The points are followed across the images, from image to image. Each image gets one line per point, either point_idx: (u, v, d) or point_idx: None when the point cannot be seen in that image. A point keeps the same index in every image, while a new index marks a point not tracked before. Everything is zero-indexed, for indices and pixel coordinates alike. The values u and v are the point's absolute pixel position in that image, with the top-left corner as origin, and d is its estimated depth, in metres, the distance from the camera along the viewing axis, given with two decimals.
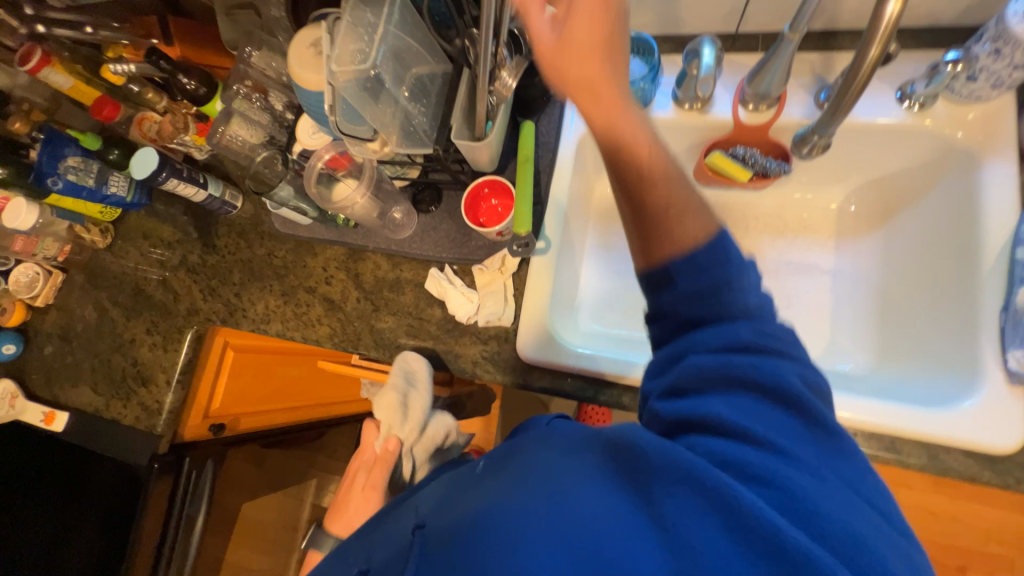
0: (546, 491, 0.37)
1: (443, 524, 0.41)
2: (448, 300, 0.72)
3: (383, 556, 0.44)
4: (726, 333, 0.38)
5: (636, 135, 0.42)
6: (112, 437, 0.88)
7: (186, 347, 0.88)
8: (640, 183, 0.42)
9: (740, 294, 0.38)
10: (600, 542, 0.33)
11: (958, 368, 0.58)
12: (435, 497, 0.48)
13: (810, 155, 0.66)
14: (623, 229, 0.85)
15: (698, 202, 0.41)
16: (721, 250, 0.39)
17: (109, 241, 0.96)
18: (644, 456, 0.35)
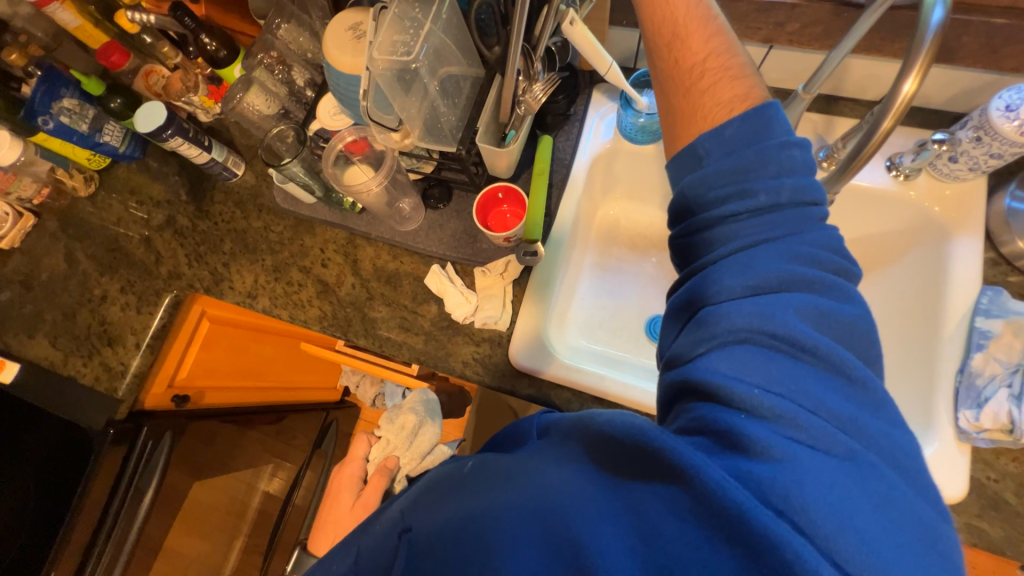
0: (533, 486, 0.38)
1: (427, 524, 0.40)
2: (447, 298, 0.72)
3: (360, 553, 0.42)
4: (739, 271, 0.37)
5: (682, 16, 0.46)
6: (68, 395, 0.83)
7: (162, 312, 0.84)
8: (688, 47, 0.46)
9: (773, 180, 0.39)
10: (578, 535, 0.34)
11: (915, 421, 0.62)
12: (413, 495, 0.45)
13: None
14: (620, 253, 0.88)
15: (739, 73, 0.43)
16: (762, 127, 0.40)
17: (91, 191, 0.92)
18: (624, 445, 0.35)
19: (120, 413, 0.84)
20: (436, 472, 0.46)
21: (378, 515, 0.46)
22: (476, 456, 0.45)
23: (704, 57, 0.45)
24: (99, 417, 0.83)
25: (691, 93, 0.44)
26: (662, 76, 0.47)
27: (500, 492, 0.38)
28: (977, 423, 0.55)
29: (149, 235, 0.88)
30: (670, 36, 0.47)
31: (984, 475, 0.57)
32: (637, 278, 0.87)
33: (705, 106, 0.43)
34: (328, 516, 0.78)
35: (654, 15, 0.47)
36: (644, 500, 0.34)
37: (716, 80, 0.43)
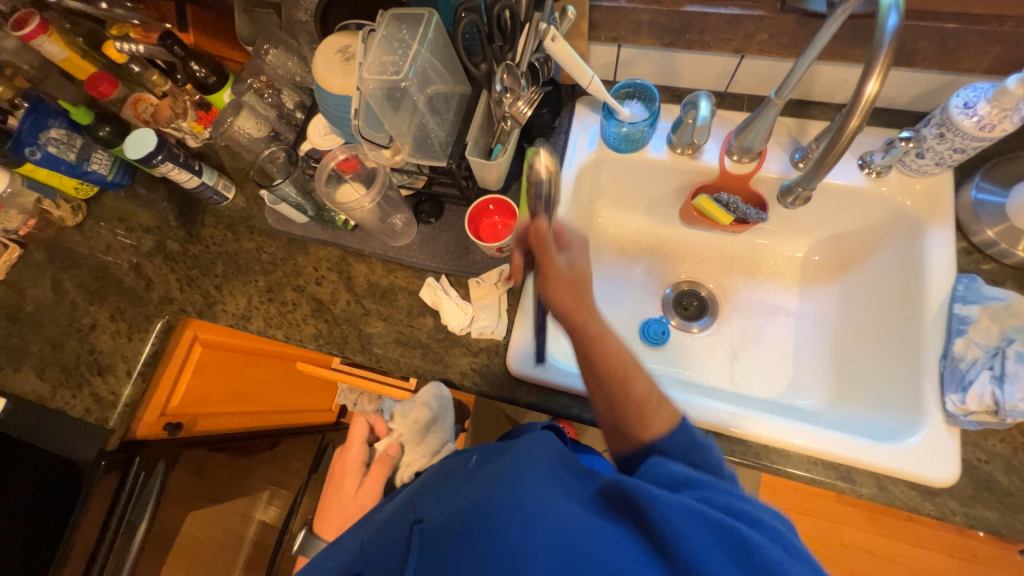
0: (537, 494, 0.41)
1: (432, 514, 0.45)
2: (443, 310, 0.72)
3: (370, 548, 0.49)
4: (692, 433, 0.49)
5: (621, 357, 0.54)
6: (54, 429, 0.80)
7: (153, 338, 0.83)
8: (628, 388, 0.53)
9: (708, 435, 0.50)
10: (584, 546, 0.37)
11: (904, 409, 0.63)
12: (419, 498, 0.52)
13: (792, 207, 0.67)
14: (611, 260, 0.90)
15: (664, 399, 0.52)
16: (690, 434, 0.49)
17: (79, 221, 0.92)
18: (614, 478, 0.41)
19: (110, 444, 0.81)
20: (440, 480, 0.53)
21: (385, 520, 0.52)
22: (480, 453, 0.55)
23: (639, 391, 0.52)
24: (89, 449, 0.79)
25: (635, 419, 0.52)
26: (608, 398, 0.54)
27: (496, 490, 0.42)
28: (963, 406, 0.57)
29: (138, 262, 0.88)
30: (609, 371, 0.54)
31: (974, 457, 0.58)
32: (629, 283, 0.88)
33: (651, 428, 0.51)
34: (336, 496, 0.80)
35: (596, 366, 0.54)
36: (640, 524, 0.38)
37: (646, 403, 0.52)
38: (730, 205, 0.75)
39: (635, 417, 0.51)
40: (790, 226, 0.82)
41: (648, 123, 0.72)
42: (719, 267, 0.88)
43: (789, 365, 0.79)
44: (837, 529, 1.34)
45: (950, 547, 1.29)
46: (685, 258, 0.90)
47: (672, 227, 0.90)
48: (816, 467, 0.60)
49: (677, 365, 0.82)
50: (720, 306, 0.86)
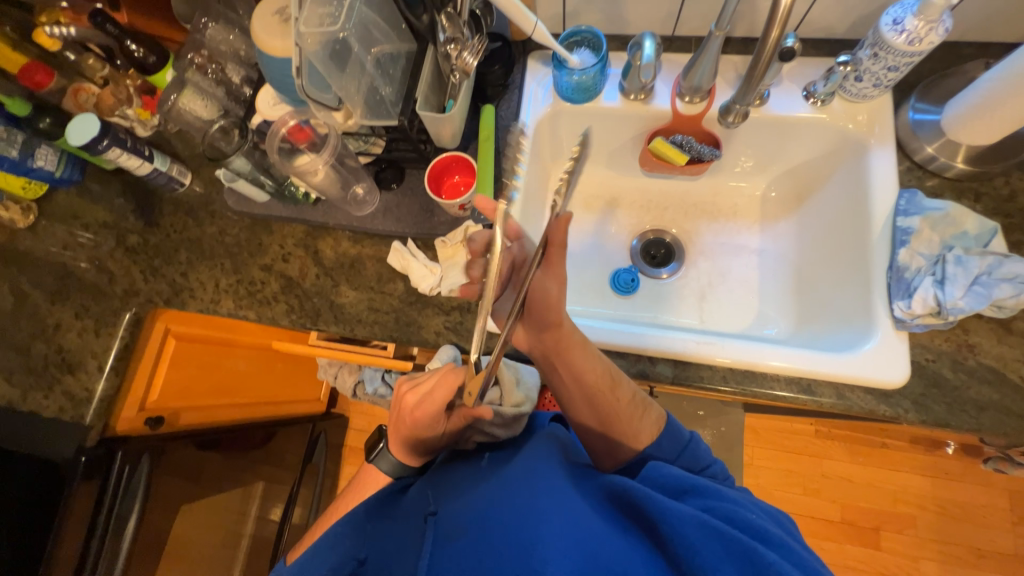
0: (558, 500, 0.49)
1: (452, 512, 0.52)
2: (412, 274, 0.73)
3: (387, 539, 0.56)
4: (676, 441, 0.60)
5: (599, 364, 0.61)
6: (31, 430, 0.80)
7: (122, 330, 0.83)
8: (616, 403, 0.61)
9: (695, 445, 0.61)
10: (602, 552, 0.44)
11: (858, 320, 0.67)
12: (432, 488, 0.59)
13: (733, 125, 0.74)
14: (576, 216, 0.92)
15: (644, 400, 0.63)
16: (677, 437, 0.60)
17: (31, 221, 0.90)
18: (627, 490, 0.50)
19: (90, 440, 0.81)
20: (452, 473, 0.60)
21: (402, 514, 0.59)
22: (491, 453, 0.62)
23: (623, 399, 0.61)
24: (69, 445, 0.80)
25: (626, 422, 0.60)
26: (597, 413, 0.61)
27: (520, 500, 0.49)
28: (910, 311, 0.60)
29: (98, 257, 0.86)
30: (598, 388, 0.61)
31: (924, 358, 0.61)
32: (597, 237, 0.90)
33: (641, 429, 0.60)
34: (398, 433, 0.66)
35: (584, 374, 0.61)
36: (650, 525, 0.47)
37: (632, 418, 0.60)
38: (684, 144, 0.76)
39: (624, 429, 0.60)
40: (747, 163, 0.85)
41: (597, 69, 0.73)
42: (684, 212, 0.90)
43: (754, 298, 0.82)
44: (818, 463, 1.41)
45: (923, 467, 1.37)
46: (651, 207, 0.92)
47: (633, 177, 0.92)
48: (779, 383, 0.63)
49: (649, 310, 0.85)
50: (686, 251, 0.88)
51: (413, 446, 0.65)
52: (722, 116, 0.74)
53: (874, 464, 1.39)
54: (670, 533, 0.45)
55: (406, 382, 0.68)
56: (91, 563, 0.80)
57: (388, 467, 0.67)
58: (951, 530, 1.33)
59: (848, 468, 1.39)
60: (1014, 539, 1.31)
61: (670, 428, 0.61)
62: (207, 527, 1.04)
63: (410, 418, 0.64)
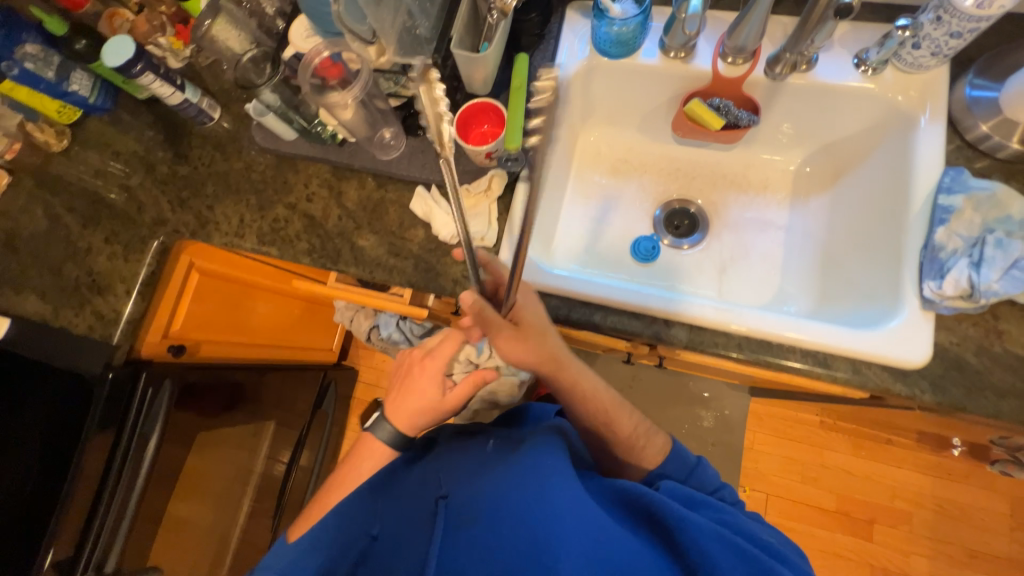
0: (569, 495, 0.52)
1: (465, 500, 0.55)
2: (434, 222, 0.73)
3: (395, 526, 0.60)
4: (679, 462, 0.68)
5: (594, 390, 0.66)
6: (61, 344, 0.83)
7: (149, 258, 0.85)
8: (622, 427, 0.67)
9: (699, 471, 0.68)
10: (612, 547, 0.48)
11: (884, 299, 0.65)
12: (440, 474, 0.62)
13: (780, 77, 0.71)
14: (600, 181, 0.91)
15: (647, 425, 0.70)
16: (682, 461, 0.68)
17: (64, 146, 0.92)
18: (638, 492, 0.54)
19: (117, 358, 0.84)
20: (457, 458, 0.64)
21: (409, 501, 0.62)
22: (496, 438, 0.65)
23: (630, 421, 0.68)
24: (96, 362, 0.82)
25: (632, 445, 0.68)
26: (603, 436, 0.68)
27: (533, 493, 0.52)
28: (940, 292, 0.59)
29: (129, 186, 0.88)
30: (602, 413, 0.67)
31: (948, 341, 0.60)
32: (621, 203, 0.89)
33: (644, 452, 0.68)
34: (406, 398, 0.72)
35: (584, 401, 0.66)
36: (662, 527, 0.52)
37: (639, 442, 0.68)
38: (721, 108, 0.74)
39: (633, 455, 0.68)
40: (785, 135, 0.82)
41: (639, 21, 0.70)
42: (712, 183, 0.89)
43: (776, 275, 0.81)
44: (818, 452, 1.41)
45: (925, 466, 1.37)
46: (679, 176, 0.90)
47: (663, 144, 0.90)
48: (794, 355, 0.63)
49: (668, 279, 0.84)
50: (711, 223, 0.87)
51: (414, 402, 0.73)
52: (770, 64, 0.71)
53: (876, 458, 1.39)
54: (687, 542, 0.50)
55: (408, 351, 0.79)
56: (115, 471, 0.84)
57: (386, 436, 0.73)
58: (947, 529, 1.33)
59: (849, 460, 1.40)
60: (1009, 543, 1.31)
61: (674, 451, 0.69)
62: (216, 459, 1.07)
63: (416, 372, 0.74)
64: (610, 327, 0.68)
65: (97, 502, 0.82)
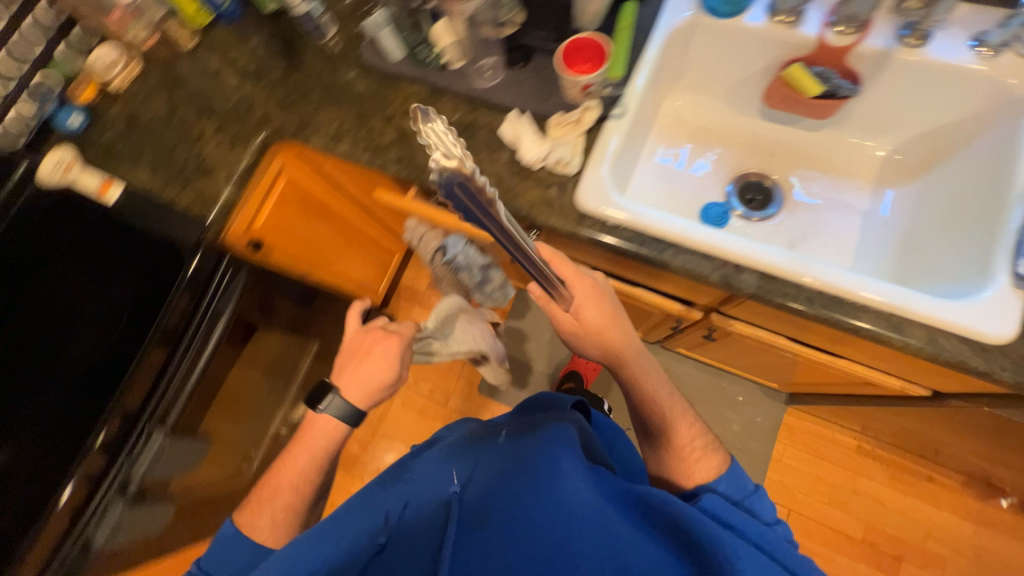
0: (586, 505, 0.57)
1: (476, 500, 0.60)
2: (521, 145, 0.76)
3: (411, 519, 0.62)
4: (735, 488, 0.67)
5: (655, 386, 0.78)
6: (162, 214, 0.91)
7: (249, 154, 0.92)
8: (677, 434, 0.75)
9: (760, 501, 0.67)
10: (629, 555, 0.53)
11: (971, 278, 0.65)
12: (456, 470, 0.66)
13: (905, 11, 0.71)
14: (680, 145, 0.91)
15: (707, 440, 0.75)
16: (740, 486, 0.68)
17: (193, 45, 1.02)
18: (651, 492, 0.59)
19: (210, 234, 0.90)
20: (471, 455, 0.68)
21: (419, 495, 0.64)
22: (508, 434, 0.71)
23: (687, 428, 0.75)
24: (192, 234, 0.90)
25: (686, 454, 0.73)
26: (660, 439, 0.76)
27: (550, 497, 0.57)
28: None
29: (243, 86, 0.97)
30: (660, 416, 0.77)
31: None
32: (698, 167, 0.90)
33: (691, 467, 0.72)
34: (357, 372, 0.80)
35: (643, 395, 0.78)
36: (680, 535, 0.55)
37: (693, 453, 0.73)
38: (824, 75, 0.74)
39: (683, 465, 0.72)
40: (878, 119, 0.81)
41: None
42: (792, 160, 0.89)
43: (849, 256, 0.80)
44: (851, 477, 1.35)
45: (968, 513, 1.29)
46: (760, 150, 0.90)
47: (748, 117, 0.91)
48: (866, 317, 0.62)
49: None
50: (788, 198, 0.87)
51: (366, 384, 0.79)
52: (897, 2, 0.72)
53: (911, 495, 1.32)
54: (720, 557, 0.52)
55: (361, 330, 0.84)
56: (189, 338, 0.89)
57: (336, 412, 0.77)
58: None
59: (883, 493, 1.33)
60: None
61: (733, 476, 0.69)
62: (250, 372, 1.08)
63: (370, 355, 0.81)
64: (680, 270, 0.70)
65: (165, 368, 0.86)
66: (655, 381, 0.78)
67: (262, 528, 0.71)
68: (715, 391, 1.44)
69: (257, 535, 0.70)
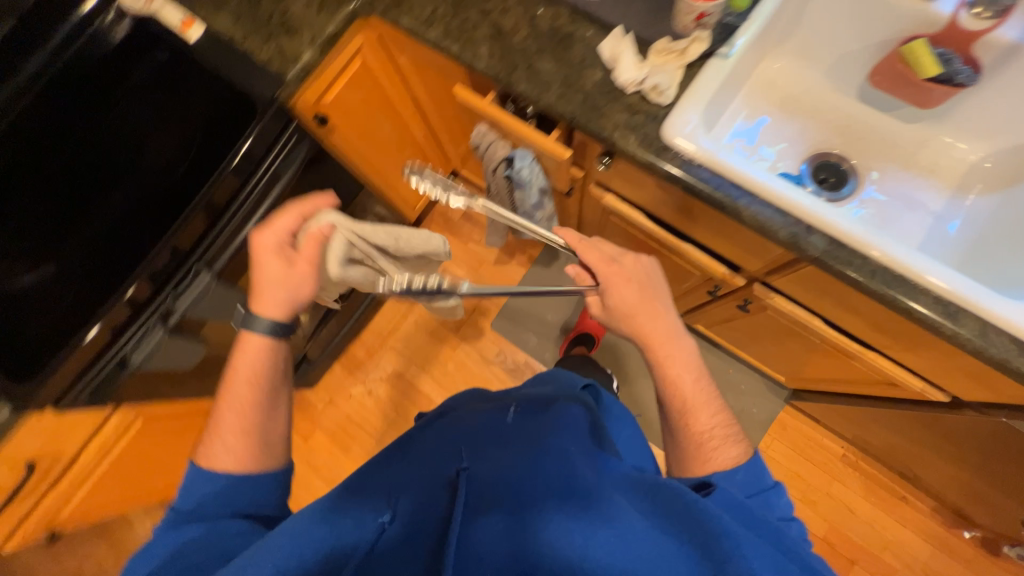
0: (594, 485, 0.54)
1: (484, 479, 0.59)
2: (618, 65, 0.75)
3: (414, 501, 0.58)
4: (752, 481, 0.58)
5: (681, 366, 0.67)
6: (239, 64, 0.90)
7: (336, 22, 0.90)
8: (693, 420, 0.64)
9: (777, 497, 0.58)
10: (637, 541, 0.48)
11: None
12: (467, 448, 0.64)
13: None
14: (768, 109, 0.88)
15: (734, 430, 0.63)
16: (758, 479, 0.58)
17: None
18: (660, 481, 0.54)
19: (284, 93, 0.90)
20: (481, 433, 0.67)
21: (428, 468, 0.63)
22: (516, 415, 0.70)
23: (704, 408, 0.65)
24: (269, 89, 0.89)
25: (705, 443, 0.62)
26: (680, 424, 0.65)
27: (555, 474, 0.57)
28: None
29: None
30: (679, 400, 0.66)
31: None
32: (781, 135, 0.88)
33: (710, 457, 0.61)
34: (258, 282, 0.65)
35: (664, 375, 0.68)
36: (692, 526, 0.48)
37: (716, 441, 0.62)
38: (944, 57, 0.72)
39: (700, 453, 0.62)
40: (976, 119, 0.79)
41: None
42: (876, 149, 0.87)
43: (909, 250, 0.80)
44: (828, 482, 1.40)
45: (930, 535, 1.35)
46: (847, 133, 0.88)
47: (843, 96, 0.88)
48: (923, 300, 0.63)
49: None
50: (861, 174, 0.86)
51: (269, 290, 0.65)
52: None
53: (880, 510, 1.37)
54: (732, 549, 0.44)
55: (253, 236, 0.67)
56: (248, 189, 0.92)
57: (261, 331, 0.65)
58: None
59: (855, 503, 1.38)
60: None
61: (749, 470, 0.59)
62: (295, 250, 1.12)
63: (260, 259, 0.65)
64: (750, 224, 0.70)
65: (217, 221, 0.90)
66: (681, 366, 0.67)
67: (216, 452, 0.61)
68: (719, 377, 1.47)
69: (217, 463, 0.61)
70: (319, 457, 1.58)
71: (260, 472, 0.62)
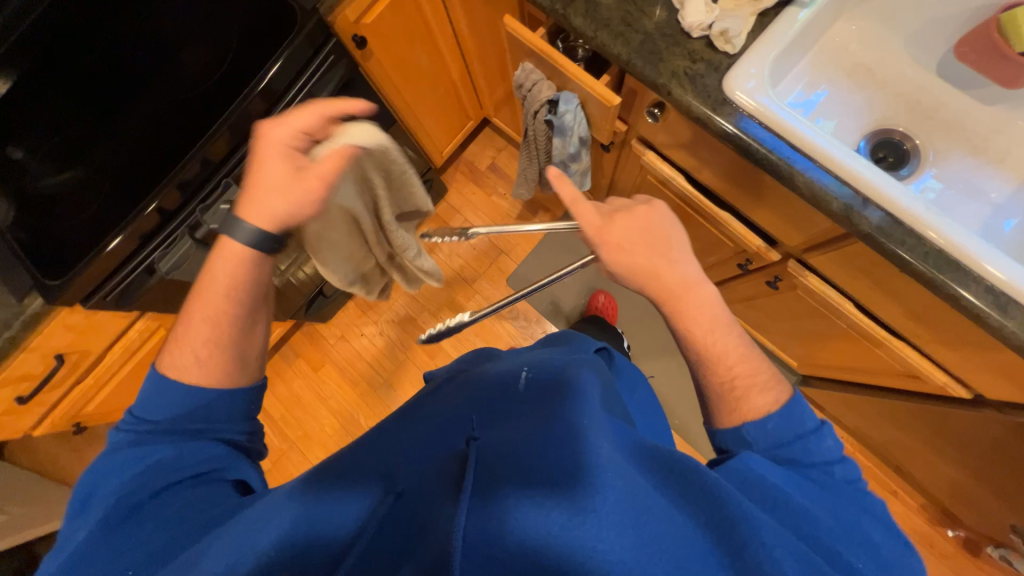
0: (610, 455, 0.46)
1: (495, 450, 0.51)
2: (686, 4, 0.69)
3: (418, 470, 0.52)
4: (785, 424, 0.55)
5: (702, 316, 0.63)
6: None
7: None
8: (718, 368, 0.61)
9: (816, 441, 0.54)
10: (655, 522, 0.42)
11: None
12: (479, 418, 0.57)
13: None
14: (835, 76, 0.82)
15: (763, 374, 0.60)
16: (793, 425, 0.55)
17: None
18: (676, 455, 0.49)
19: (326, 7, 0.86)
20: (494, 401, 0.60)
21: (435, 435, 0.57)
22: (529, 376, 0.62)
23: (728, 355, 0.61)
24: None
25: (734, 390, 0.59)
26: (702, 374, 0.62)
27: (566, 441, 0.48)
28: None
29: None
30: (697, 349, 0.62)
31: None
32: (845, 105, 0.83)
33: (744, 404, 0.58)
34: (259, 188, 0.63)
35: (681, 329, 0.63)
36: (712, 509, 0.44)
37: (745, 387, 0.59)
38: None
39: (729, 401, 0.59)
40: None
41: None
42: (944, 130, 0.81)
43: None
44: None
45: (913, 529, 1.37)
46: (917, 109, 0.82)
47: (919, 67, 0.82)
48: (975, 288, 0.60)
49: None
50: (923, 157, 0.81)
51: (269, 197, 0.62)
52: None
53: None
54: (751, 536, 0.41)
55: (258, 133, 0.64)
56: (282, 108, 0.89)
57: (246, 238, 0.62)
58: None
59: None
60: None
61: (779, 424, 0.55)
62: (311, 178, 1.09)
63: (262, 163, 0.62)
64: (803, 194, 0.66)
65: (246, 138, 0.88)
66: (700, 317, 0.63)
67: (189, 367, 0.59)
68: None
69: (188, 375, 0.59)
70: (327, 389, 1.63)
71: (233, 388, 0.61)
